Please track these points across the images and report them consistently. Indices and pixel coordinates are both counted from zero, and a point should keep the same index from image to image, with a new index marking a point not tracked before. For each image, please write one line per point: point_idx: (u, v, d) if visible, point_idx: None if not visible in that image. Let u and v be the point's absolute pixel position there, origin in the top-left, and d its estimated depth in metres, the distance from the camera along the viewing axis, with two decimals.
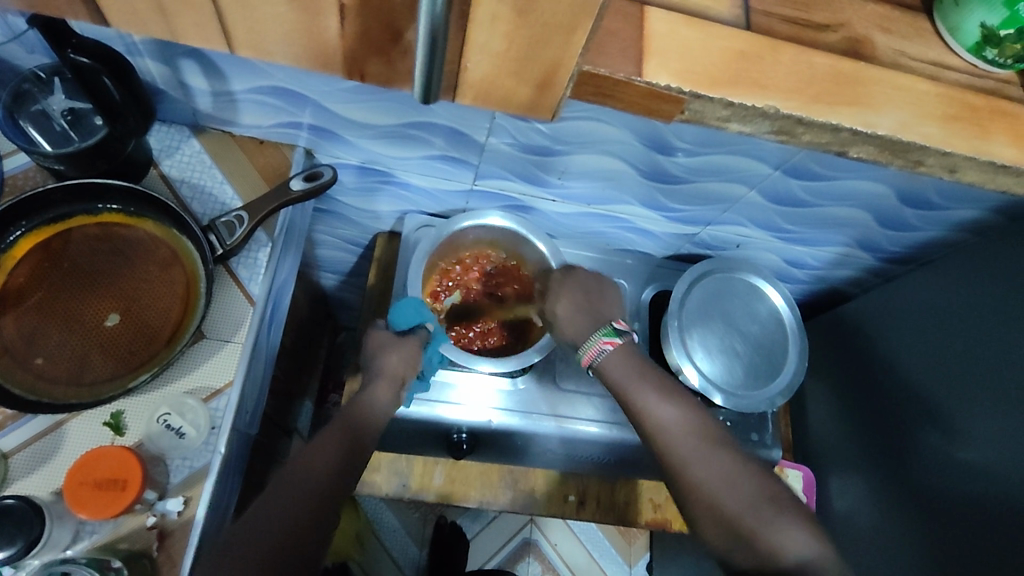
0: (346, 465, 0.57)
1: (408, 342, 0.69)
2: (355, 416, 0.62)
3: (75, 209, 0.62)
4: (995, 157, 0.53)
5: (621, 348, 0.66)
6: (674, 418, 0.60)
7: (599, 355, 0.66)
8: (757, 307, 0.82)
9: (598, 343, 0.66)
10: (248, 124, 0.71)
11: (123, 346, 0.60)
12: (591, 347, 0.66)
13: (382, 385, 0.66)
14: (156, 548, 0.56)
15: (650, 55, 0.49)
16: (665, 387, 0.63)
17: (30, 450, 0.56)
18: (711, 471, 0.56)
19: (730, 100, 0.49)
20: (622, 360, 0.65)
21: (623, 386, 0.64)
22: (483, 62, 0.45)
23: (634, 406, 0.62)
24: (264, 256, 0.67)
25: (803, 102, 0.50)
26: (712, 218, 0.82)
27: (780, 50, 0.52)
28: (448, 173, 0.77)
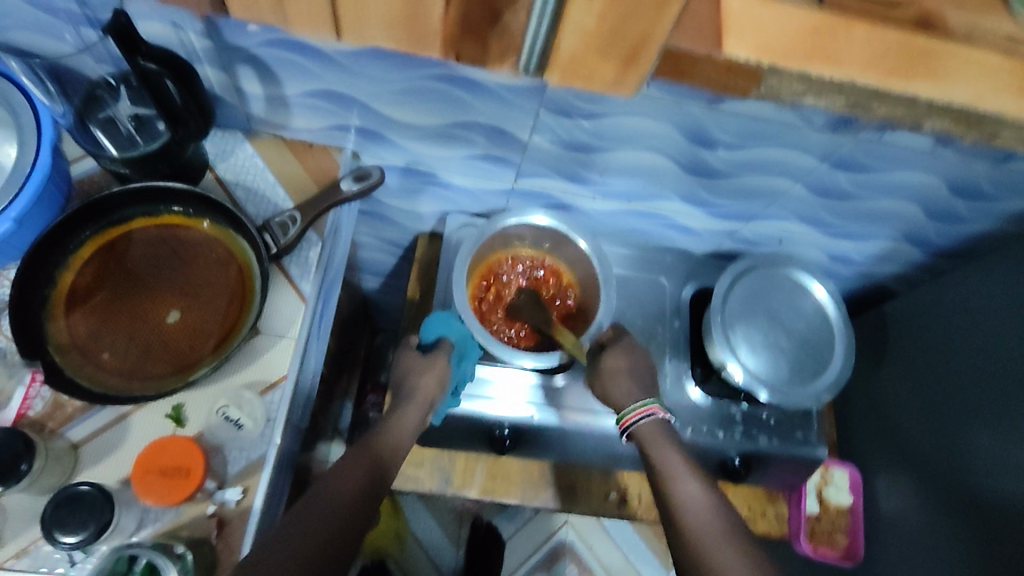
0: (369, 488, 0.57)
1: (436, 358, 0.71)
2: (386, 437, 0.64)
3: (138, 211, 0.65)
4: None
5: (657, 423, 0.68)
6: (700, 495, 0.61)
7: (640, 421, 0.68)
8: (802, 304, 0.81)
9: (648, 405, 0.69)
10: (298, 128, 0.73)
11: (183, 342, 0.63)
12: (642, 407, 0.68)
13: (410, 410, 0.67)
14: (216, 536, 0.57)
15: (730, 29, 0.50)
16: (695, 464, 0.64)
17: (98, 440, 0.59)
18: (731, 556, 0.55)
19: (807, 73, 0.50)
20: (659, 433, 0.67)
21: (653, 454, 0.65)
22: (573, 40, 0.49)
23: (663, 480, 0.63)
24: (315, 255, 0.69)
25: (879, 76, 0.51)
26: (755, 214, 0.82)
27: (853, 26, 0.52)
28: (491, 173, 0.78)
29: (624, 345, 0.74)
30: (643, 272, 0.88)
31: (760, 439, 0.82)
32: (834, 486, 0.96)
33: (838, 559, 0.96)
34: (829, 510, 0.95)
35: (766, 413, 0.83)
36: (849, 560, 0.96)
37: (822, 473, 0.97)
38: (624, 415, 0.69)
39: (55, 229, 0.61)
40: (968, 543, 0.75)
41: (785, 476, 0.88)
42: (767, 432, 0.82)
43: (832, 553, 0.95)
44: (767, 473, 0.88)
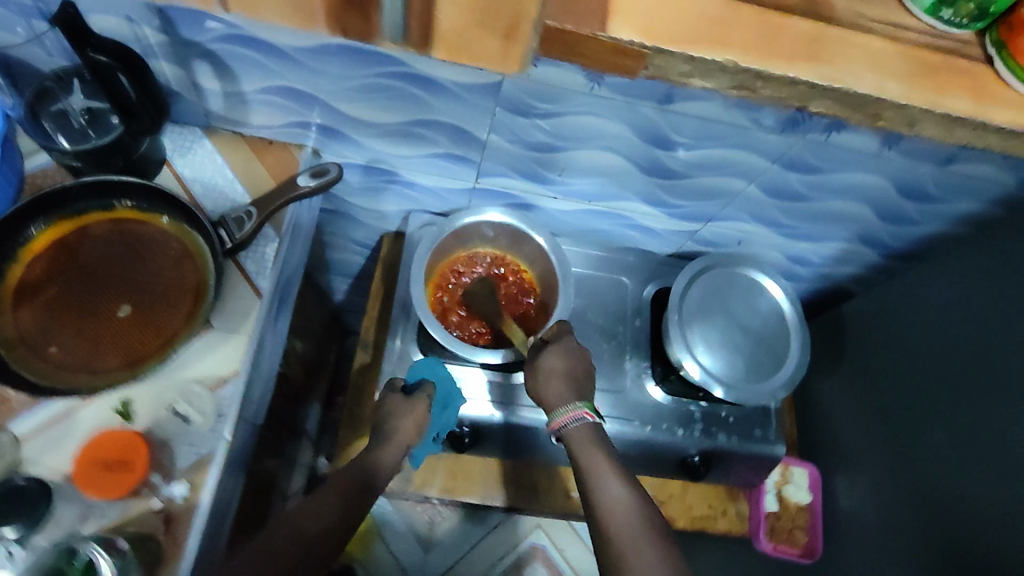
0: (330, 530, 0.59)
1: (418, 402, 0.71)
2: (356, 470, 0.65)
3: (92, 205, 0.65)
4: (951, 109, 0.54)
5: (586, 428, 0.67)
6: (619, 497, 0.61)
7: (569, 424, 0.67)
8: (758, 303, 0.82)
9: (576, 408, 0.67)
10: (257, 124, 0.73)
11: (134, 336, 0.62)
12: (568, 411, 0.67)
13: (388, 450, 0.68)
14: (162, 531, 0.57)
15: (614, 12, 0.51)
16: (623, 468, 0.64)
17: (44, 434, 0.58)
18: (651, 559, 0.55)
19: (692, 54, 0.51)
20: (587, 435, 0.66)
21: (581, 457, 0.65)
22: (451, 13, 0.50)
23: (588, 482, 0.62)
24: (271, 251, 0.69)
25: (763, 56, 0.52)
26: (712, 215, 0.83)
27: (741, 11, 0.53)
28: (452, 171, 0.78)
29: (559, 344, 0.72)
30: (605, 272, 0.89)
31: (718, 436, 0.82)
32: (792, 484, 0.98)
33: (798, 558, 0.96)
34: (788, 508, 0.97)
35: (725, 411, 0.84)
36: (809, 558, 0.96)
37: (781, 472, 0.98)
38: (556, 416, 0.68)
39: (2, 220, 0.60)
40: (926, 540, 0.76)
41: (745, 474, 0.89)
42: (725, 429, 0.83)
43: (792, 551, 0.96)
44: (726, 471, 0.89)
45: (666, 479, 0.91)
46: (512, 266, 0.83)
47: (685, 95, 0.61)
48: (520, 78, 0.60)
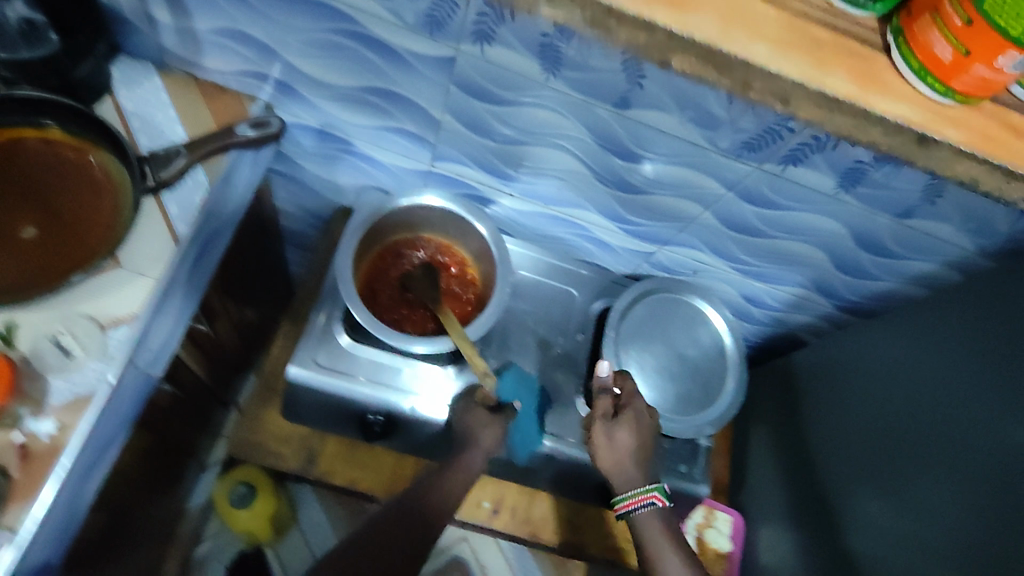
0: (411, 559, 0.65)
1: (499, 418, 0.72)
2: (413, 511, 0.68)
3: (20, 121, 0.62)
4: (827, 88, 0.53)
5: (652, 515, 0.65)
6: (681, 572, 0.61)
7: (637, 508, 0.65)
8: (699, 334, 0.79)
9: (650, 492, 0.65)
10: (211, 68, 0.70)
11: (35, 258, 0.59)
12: (638, 495, 0.65)
13: (471, 461, 0.70)
14: (17, 469, 0.53)
15: None
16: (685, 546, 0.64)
17: None
18: None
19: None
20: (655, 524, 0.65)
21: (649, 548, 0.63)
22: None
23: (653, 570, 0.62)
24: (199, 199, 0.66)
25: None
26: (668, 239, 0.81)
27: None
28: (407, 150, 0.76)
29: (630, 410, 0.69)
30: (554, 281, 0.86)
31: None
32: (715, 529, 0.94)
33: None
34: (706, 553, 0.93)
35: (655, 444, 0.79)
36: None
37: (705, 515, 0.94)
38: (627, 499, 0.66)
39: None
40: None
41: None
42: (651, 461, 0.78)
43: None
44: None
45: (584, 503, 0.86)
46: (452, 255, 0.80)
47: (640, 102, 0.58)
48: (473, 56, 0.58)
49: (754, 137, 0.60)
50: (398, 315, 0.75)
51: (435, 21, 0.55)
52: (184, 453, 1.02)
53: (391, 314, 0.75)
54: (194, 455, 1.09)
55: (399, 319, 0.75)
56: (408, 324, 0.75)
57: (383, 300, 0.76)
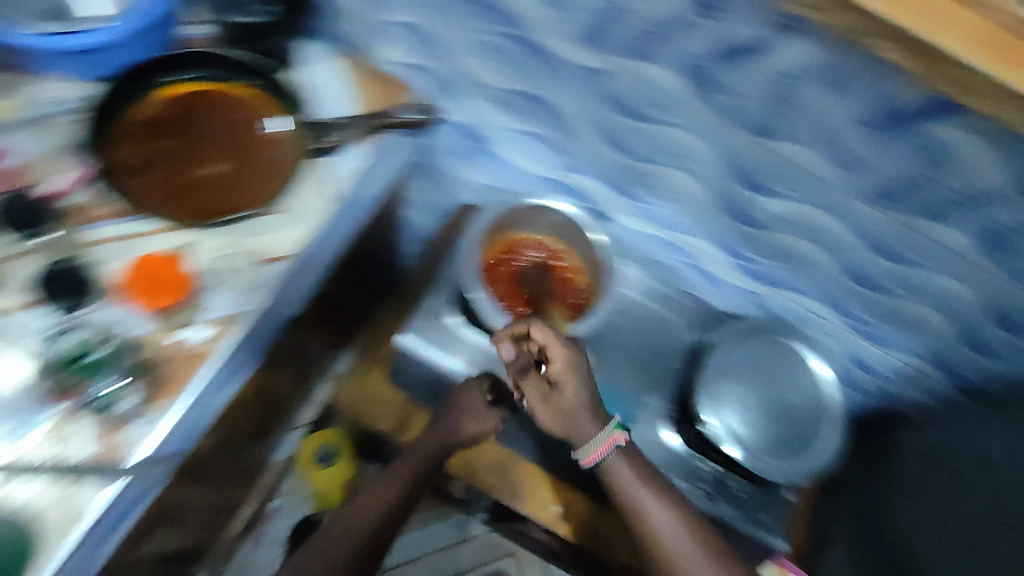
0: (400, 505, 0.75)
1: (490, 415, 0.78)
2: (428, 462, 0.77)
3: (218, 73, 0.69)
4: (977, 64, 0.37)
5: (617, 456, 0.70)
6: (656, 510, 0.69)
7: (604, 452, 0.69)
8: (802, 384, 0.77)
9: (605, 434, 0.69)
10: (385, 58, 0.79)
11: (214, 194, 0.66)
12: (600, 444, 0.69)
13: (465, 423, 0.78)
14: (171, 364, 0.61)
15: None
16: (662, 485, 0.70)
17: (110, 245, 0.64)
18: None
19: None
20: (623, 466, 0.70)
21: (641, 510, 0.69)
22: None
23: (646, 523, 0.69)
24: (355, 167, 0.72)
25: None
26: (783, 281, 0.80)
27: None
28: (542, 155, 0.81)
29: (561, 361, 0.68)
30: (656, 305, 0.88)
31: (723, 506, 0.80)
32: None
33: None
34: None
35: (737, 484, 0.81)
36: None
37: None
38: (589, 451, 0.69)
39: (146, 62, 0.66)
40: None
41: None
42: (733, 500, 0.81)
43: None
44: None
45: None
46: (563, 261, 0.82)
47: (785, 133, 0.60)
48: (628, 71, 0.62)
49: (896, 184, 0.59)
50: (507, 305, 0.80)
51: (598, 33, 0.59)
52: (279, 408, 1.10)
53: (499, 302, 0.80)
54: (286, 413, 1.17)
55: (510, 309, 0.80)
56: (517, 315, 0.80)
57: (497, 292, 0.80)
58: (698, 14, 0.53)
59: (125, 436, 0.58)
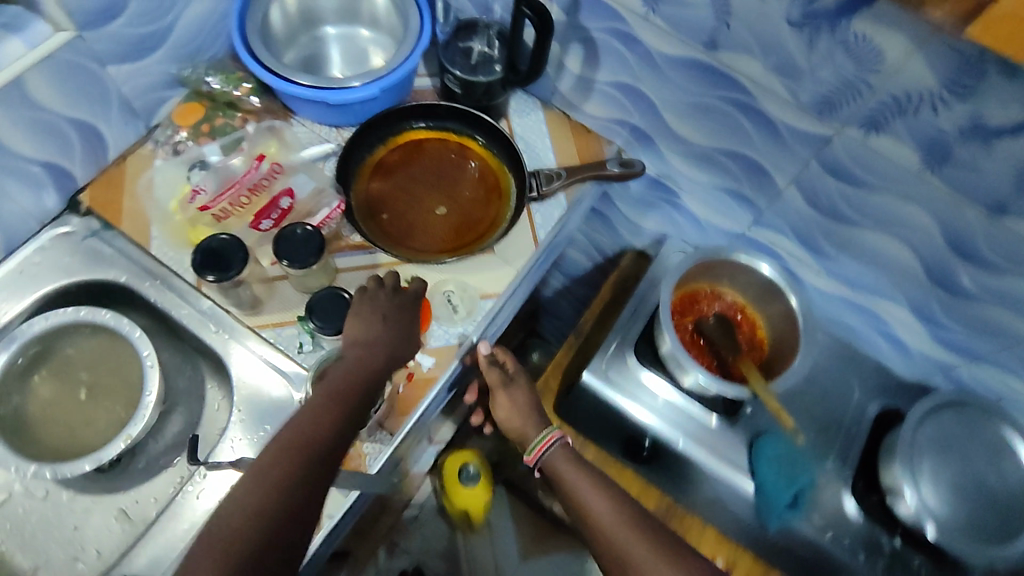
0: (345, 429, 0.56)
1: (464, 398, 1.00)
2: (334, 397, 0.57)
3: (451, 124, 0.79)
4: None
5: (558, 447, 0.69)
6: (600, 504, 0.63)
7: (548, 447, 0.69)
8: (1007, 468, 0.74)
9: (552, 432, 0.70)
10: (586, 111, 0.84)
11: (440, 231, 0.75)
12: (543, 439, 0.70)
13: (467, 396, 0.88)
14: (403, 386, 0.68)
15: None
16: (599, 474, 0.67)
17: (352, 274, 0.72)
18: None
19: None
20: (564, 457, 0.69)
21: (562, 475, 0.68)
22: None
23: (569, 490, 0.66)
24: (558, 213, 0.79)
25: None
26: (983, 355, 0.77)
27: None
28: (730, 209, 0.83)
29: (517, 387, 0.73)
30: (833, 366, 0.86)
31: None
32: None
33: None
34: None
35: (917, 562, 0.78)
36: None
37: None
38: (533, 446, 0.70)
39: (396, 111, 0.77)
40: None
41: None
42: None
43: None
44: None
45: None
46: (745, 314, 0.85)
47: (1022, 211, 0.59)
48: (852, 139, 0.64)
49: None
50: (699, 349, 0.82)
51: (830, 103, 0.62)
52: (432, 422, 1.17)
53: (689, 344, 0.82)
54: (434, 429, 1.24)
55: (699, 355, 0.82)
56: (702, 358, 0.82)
57: (688, 333, 0.83)
58: (948, 94, 0.54)
59: (363, 448, 0.66)
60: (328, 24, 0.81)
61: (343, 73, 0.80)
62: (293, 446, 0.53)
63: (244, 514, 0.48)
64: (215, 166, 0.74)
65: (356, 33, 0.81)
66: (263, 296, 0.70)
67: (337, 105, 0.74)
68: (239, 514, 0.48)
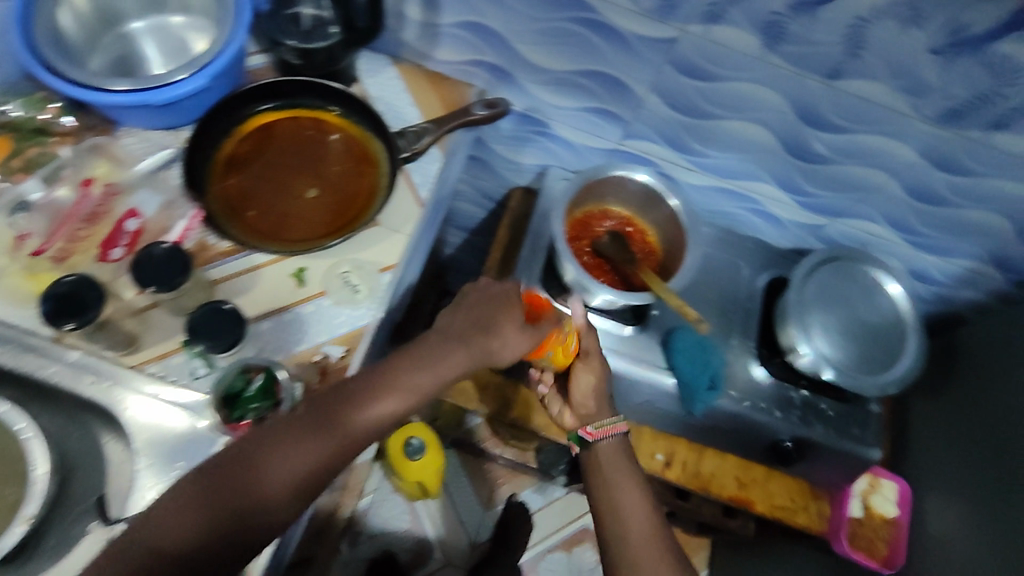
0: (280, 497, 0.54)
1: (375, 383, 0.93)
2: (234, 473, 0.53)
3: (299, 101, 0.74)
4: None
5: (619, 442, 0.74)
6: (634, 503, 0.69)
7: (605, 437, 0.74)
8: (879, 301, 0.83)
9: (616, 423, 0.75)
10: (440, 58, 0.82)
11: (316, 215, 0.70)
12: (609, 426, 0.74)
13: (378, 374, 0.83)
14: (318, 381, 0.64)
15: None
16: (647, 488, 0.72)
17: (231, 282, 0.67)
18: None
19: None
20: (615, 452, 0.74)
21: (607, 470, 0.72)
22: None
23: (609, 484, 0.71)
24: (436, 168, 0.77)
25: None
26: (844, 210, 0.85)
27: None
28: (600, 128, 0.85)
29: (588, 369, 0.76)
30: (724, 252, 0.92)
31: (815, 427, 0.84)
32: (880, 496, 0.93)
33: (877, 568, 0.90)
34: (872, 518, 0.91)
35: (825, 404, 0.85)
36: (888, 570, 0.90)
37: (869, 481, 0.93)
38: (600, 427, 0.74)
39: (233, 99, 0.70)
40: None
41: (832, 473, 0.89)
42: (824, 422, 0.85)
43: (873, 562, 0.90)
44: (812, 464, 0.89)
45: (751, 463, 0.92)
46: (636, 226, 0.88)
47: (853, 72, 0.64)
48: (697, 36, 0.66)
49: (961, 103, 0.64)
50: (600, 267, 0.84)
51: (669, 4, 0.63)
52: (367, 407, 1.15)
53: (591, 267, 0.84)
54: None
55: (604, 275, 0.84)
56: (602, 274, 0.84)
57: (587, 256, 0.85)
58: None
59: None
60: (132, 18, 0.73)
61: (166, 69, 0.72)
62: (224, 491, 0.52)
63: (154, 539, 0.50)
64: (39, 204, 0.66)
65: (168, 22, 0.73)
66: (138, 331, 0.64)
67: (164, 104, 0.66)
68: (150, 539, 0.50)
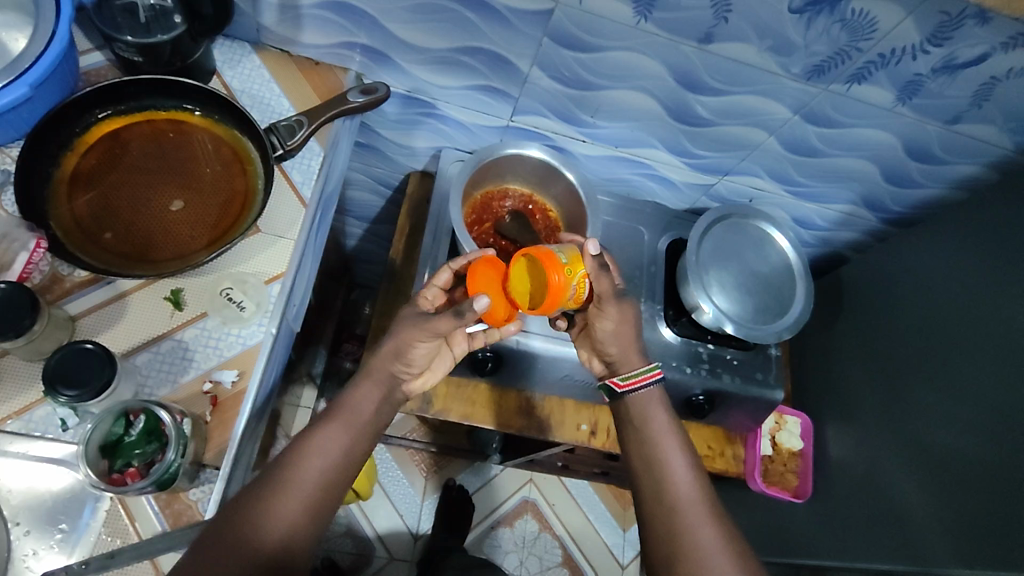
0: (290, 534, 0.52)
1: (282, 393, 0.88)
2: (237, 524, 0.50)
3: (149, 104, 0.66)
4: None
5: (651, 392, 0.67)
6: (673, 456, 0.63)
7: (642, 387, 0.67)
8: (768, 253, 0.88)
9: (653, 371, 0.67)
10: (307, 43, 0.76)
11: (185, 229, 0.63)
12: (644, 375, 0.67)
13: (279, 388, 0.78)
14: (210, 414, 0.59)
15: None
16: (681, 437, 0.65)
17: (95, 315, 0.60)
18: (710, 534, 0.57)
19: None
20: (654, 402, 0.67)
21: (643, 424, 0.65)
22: None
23: (650, 440, 0.64)
24: (316, 163, 0.72)
25: None
26: (730, 168, 0.88)
27: None
28: (488, 106, 0.82)
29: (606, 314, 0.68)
30: (624, 219, 0.93)
31: (723, 377, 0.88)
32: (786, 431, 1.01)
33: (789, 497, 1.00)
34: (780, 452, 1.00)
35: (730, 355, 0.89)
36: (800, 498, 0.99)
37: (775, 419, 1.02)
38: (633, 376, 0.67)
39: (65, 108, 0.61)
40: (899, 488, 0.80)
41: (742, 418, 0.94)
42: (731, 372, 0.88)
43: (784, 492, 0.99)
44: (726, 413, 0.93)
45: None
46: (536, 203, 0.87)
47: (723, 35, 0.65)
48: (571, 7, 0.64)
49: (824, 59, 0.66)
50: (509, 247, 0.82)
51: None
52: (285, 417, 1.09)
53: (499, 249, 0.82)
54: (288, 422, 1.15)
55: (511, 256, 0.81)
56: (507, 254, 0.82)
57: (490, 239, 0.83)
58: None
59: (190, 498, 0.58)
60: None
61: None
62: (234, 544, 0.49)
63: None
64: None
65: None
66: None
67: None
68: None
